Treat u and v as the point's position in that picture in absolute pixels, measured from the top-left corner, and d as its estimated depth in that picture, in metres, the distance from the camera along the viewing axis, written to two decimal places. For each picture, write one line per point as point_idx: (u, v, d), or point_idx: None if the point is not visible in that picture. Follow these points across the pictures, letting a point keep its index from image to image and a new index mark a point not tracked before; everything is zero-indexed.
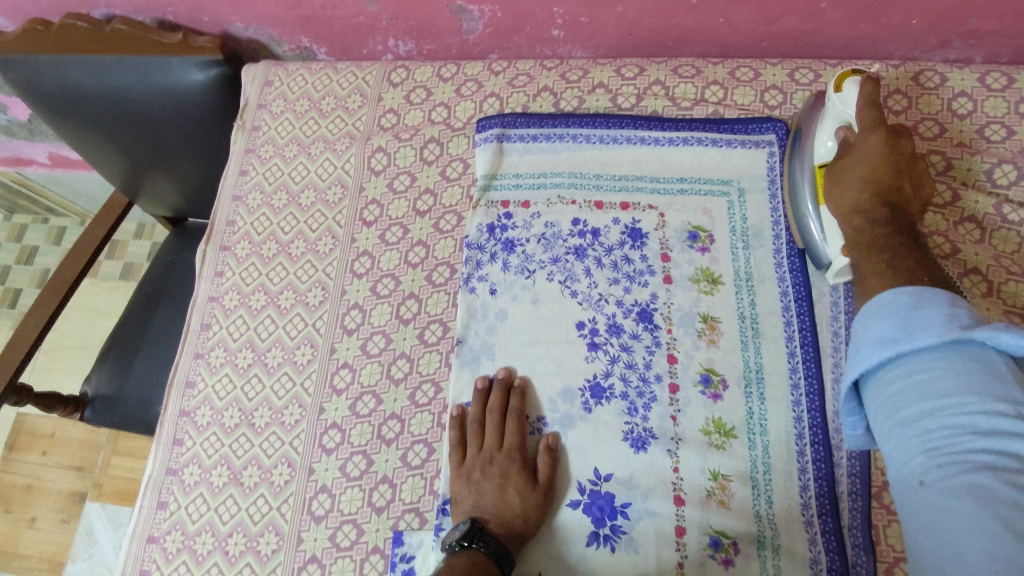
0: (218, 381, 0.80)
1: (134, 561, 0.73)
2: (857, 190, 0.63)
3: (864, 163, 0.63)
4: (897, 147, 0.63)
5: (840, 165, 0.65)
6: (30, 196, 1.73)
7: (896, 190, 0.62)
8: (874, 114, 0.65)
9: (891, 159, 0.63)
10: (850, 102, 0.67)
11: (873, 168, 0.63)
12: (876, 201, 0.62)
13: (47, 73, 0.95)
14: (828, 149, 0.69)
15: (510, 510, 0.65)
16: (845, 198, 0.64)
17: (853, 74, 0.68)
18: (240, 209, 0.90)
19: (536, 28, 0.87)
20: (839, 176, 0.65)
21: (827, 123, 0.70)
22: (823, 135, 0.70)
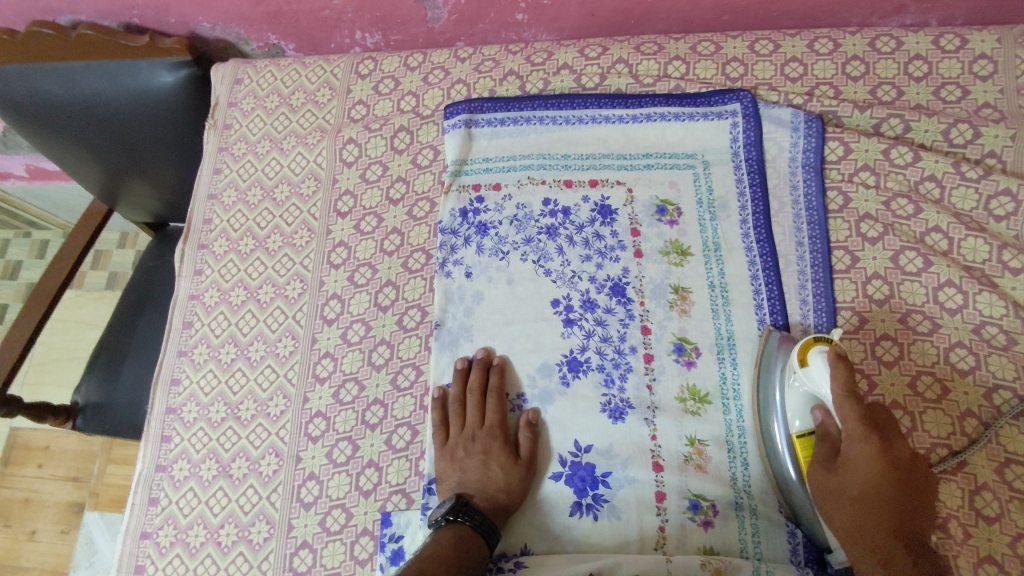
0: (202, 377, 0.81)
1: (128, 557, 0.74)
2: (851, 496, 0.56)
3: (853, 485, 0.56)
4: (887, 457, 0.55)
5: (826, 473, 0.58)
6: (10, 211, 1.73)
7: (897, 501, 0.55)
8: (857, 413, 0.56)
9: (891, 483, 0.55)
10: (822, 382, 0.58)
11: (870, 481, 0.55)
12: (872, 531, 0.54)
13: (18, 83, 0.95)
14: (801, 427, 0.61)
15: (493, 486, 0.66)
16: (836, 507, 0.57)
17: (819, 345, 0.60)
18: (216, 207, 0.91)
19: (500, 13, 0.88)
20: (830, 492, 0.57)
21: (798, 397, 0.62)
22: (791, 413, 0.62)
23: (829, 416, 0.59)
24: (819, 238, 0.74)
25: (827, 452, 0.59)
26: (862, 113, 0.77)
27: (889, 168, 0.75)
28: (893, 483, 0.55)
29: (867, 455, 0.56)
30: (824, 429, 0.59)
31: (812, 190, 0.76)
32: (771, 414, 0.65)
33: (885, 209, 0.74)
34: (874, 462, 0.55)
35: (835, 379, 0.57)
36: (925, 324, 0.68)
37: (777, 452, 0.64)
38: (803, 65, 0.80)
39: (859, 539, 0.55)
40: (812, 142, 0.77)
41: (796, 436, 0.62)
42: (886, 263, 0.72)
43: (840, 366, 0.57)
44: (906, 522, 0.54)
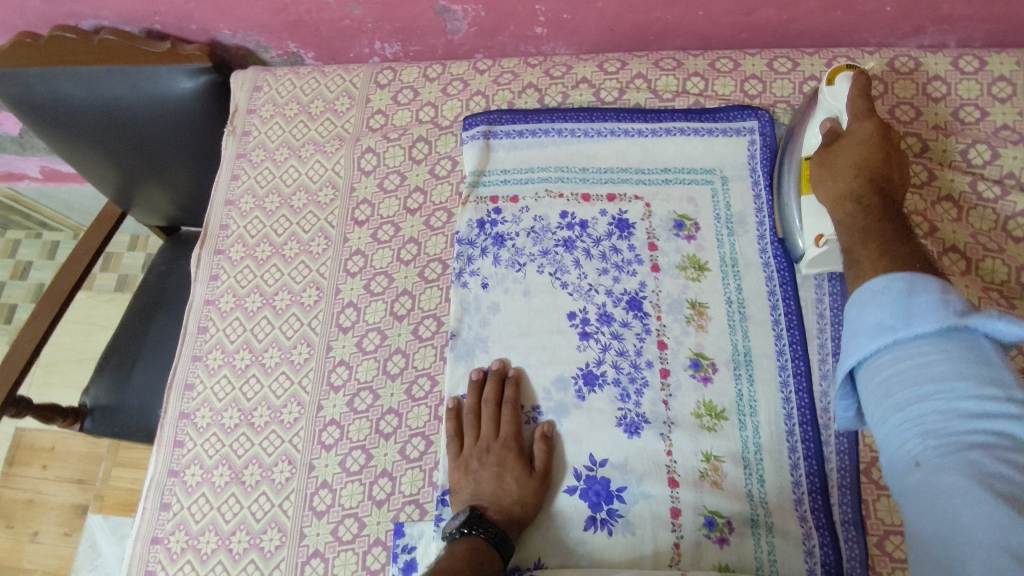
0: (216, 382, 0.81)
1: (139, 562, 0.74)
2: (850, 169, 0.63)
3: (850, 161, 0.64)
4: (879, 121, 0.65)
5: (830, 146, 0.67)
6: (23, 212, 1.74)
7: (881, 151, 0.64)
8: (864, 102, 0.66)
9: (879, 147, 0.64)
10: (842, 94, 0.68)
11: (867, 134, 0.64)
12: (863, 174, 0.63)
13: (38, 86, 0.96)
14: (815, 144, 0.70)
15: (508, 498, 0.66)
16: (835, 170, 0.65)
17: (847, 69, 0.68)
18: (233, 213, 0.91)
19: (520, 27, 0.89)
20: (832, 166, 0.65)
21: (819, 118, 0.71)
22: (812, 132, 0.72)
23: (836, 121, 0.68)
24: None
25: (828, 138, 0.68)
26: None
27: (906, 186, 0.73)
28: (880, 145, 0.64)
29: (858, 112, 0.66)
30: (831, 129, 0.68)
31: None
32: (790, 216, 0.73)
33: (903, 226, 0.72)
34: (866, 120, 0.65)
35: (853, 88, 0.67)
36: None
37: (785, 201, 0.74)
38: (822, 84, 0.81)
39: (849, 182, 0.63)
40: None
41: (805, 158, 0.72)
42: None
43: (861, 83, 0.67)
44: (884, 180, 0.63)
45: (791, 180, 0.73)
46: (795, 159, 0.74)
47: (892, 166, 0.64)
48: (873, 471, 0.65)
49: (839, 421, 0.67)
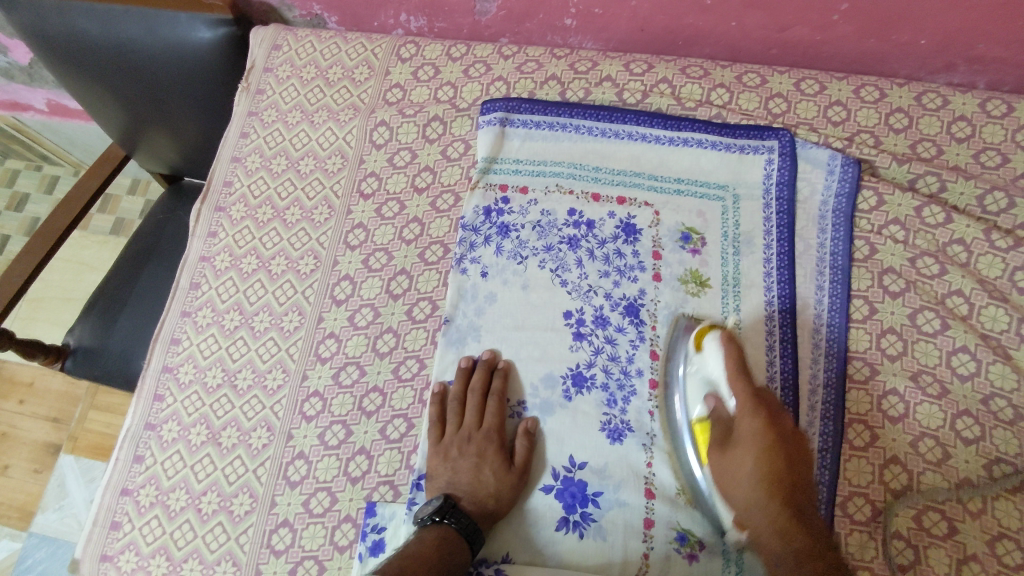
0: (203, 340, 0.80)
1: (105, 512, 0.73)
2: (750, 482, 0.61)
3: (749, 462, 0.61)
4: (773, 431, 0.62)
5: (723, 455, 0.63)
6: (25, 142, 1.71)
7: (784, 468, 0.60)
8: (743, 374, 0.64)
9: (776, 454, 0.61)
10: (716, 368, 0.66)
11: (760, 492, 0.60)
12: (769, 491, 0.60)
13: (52, 18, 0.93)
14: (700, 412, 0.67)
15: (483, 491, 0.66)
16: (738, 498, 0.62)
17: (713, 332, 0.68)
18: (238, 170, 0.90)
19: (550, 16, 0.87)
20: (730, 475, 0.62)
21: (695, 386, 0.68)
22: (692, 400, 0.68)
23: (722, 402, 0.66)
24: (843, 299, 0.73)
25: (720, 434, 0.65)
26: (900, 166, 0.76)
27: (919, 226, 0.74)
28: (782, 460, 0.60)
29: (754, 433, 0.62)
30: (718, 414, 0.65)
31: (840, 247, 0.75)
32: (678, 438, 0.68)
33: (910, 266, 0.73)
34: (761, 436, 0.61)
35: (727, 359, 0.65)
36: (934, 386, 0.68)
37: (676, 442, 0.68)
38: (847, 110, 0.80)
39: (764, 502, 0.60)
40: (845, 188, 0.76)
41: (692, 422, 0.67)
42: (903, 320, 0.71)
43: (730, 347, 0.65)
44: (796, 493, 0.60)
45: (680, 398, 0.69)
46: (678, 397, 0.69)
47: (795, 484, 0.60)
48: (848, 507, 0.64)
49: (822, 454, 0.66)
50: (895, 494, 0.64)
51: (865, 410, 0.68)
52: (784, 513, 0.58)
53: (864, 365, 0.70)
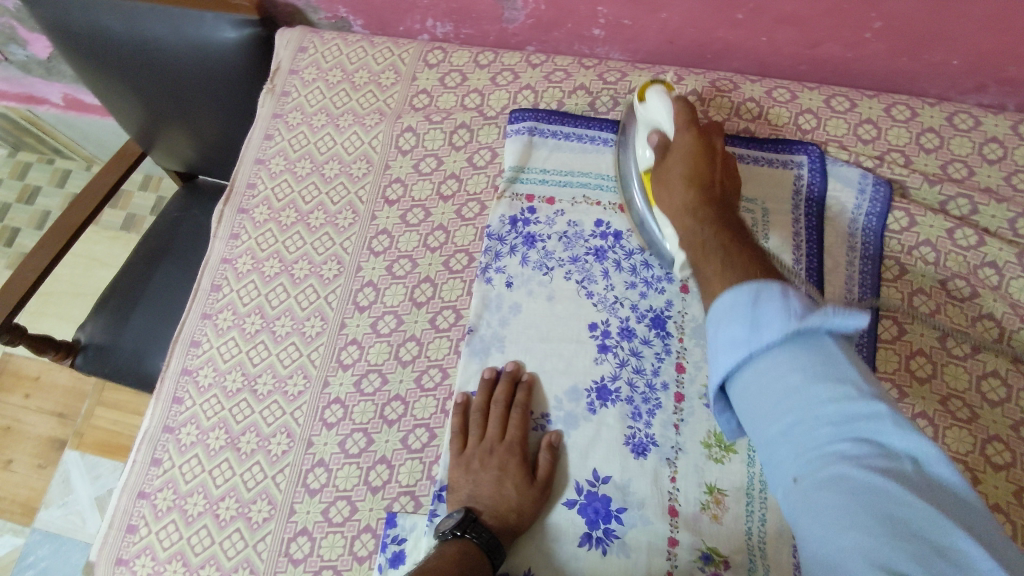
0: (223, 343, 0.80)
1: (122, 515, 0.73)
2: (677, 184, 0.65)
3: (684, 196, 0.64)
4: (698, 181, 0.64)
5: (661, 167, 0.68)
6: (39, 136, 1.71)
7: (703, 176, 0.65)
8: (681, 109, 0.68)
9: (702, 157, 0.66)
10: (657, 110, 0.71)
11: (682, 182, 0.65)
12: (690, 185, 0.64)
13: (76, 14, 0.93)
14: (647, 156, 0.71)
15: (505, 504, 0.65)
16: (669, 190, 0.66)
17: (657, 86, 0.73)
18: (262, 172, 0.89)
19: (578, 25, 0.87)
20: (665, 178, 0.67)
21: (642, 133, 0.73)
22: (641, 146, 0.73)
23: (660, 132, 0.70)
24: (874, 320, 0.71)
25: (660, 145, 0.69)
26: (931, 186, 0.76)
27: (951, 247, 0.73)
28: (700, 161, 0.65)
29: (685, 144, 0.66)
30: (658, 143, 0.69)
31: (869, 268, 0.74)
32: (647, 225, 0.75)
33: (941, 288, 0.72)
34: (691, 141, 0.66)
35: (667, 101, 0.70)
36: (964, 411, 0.67)
37: (641, 218, 0.75)
38: (877, 128, 0.79)
39: (686, 234, 0.62)
40: (877, 207, 0.76)
41: (643, 174, 0.73)
42: (933, 342, 0.70)
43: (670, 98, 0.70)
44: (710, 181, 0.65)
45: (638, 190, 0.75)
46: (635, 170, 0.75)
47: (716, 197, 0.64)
48: None
49: None
50: None
51: None
52: (701, 216, 0.62)
53: (893, 388, 0.68)
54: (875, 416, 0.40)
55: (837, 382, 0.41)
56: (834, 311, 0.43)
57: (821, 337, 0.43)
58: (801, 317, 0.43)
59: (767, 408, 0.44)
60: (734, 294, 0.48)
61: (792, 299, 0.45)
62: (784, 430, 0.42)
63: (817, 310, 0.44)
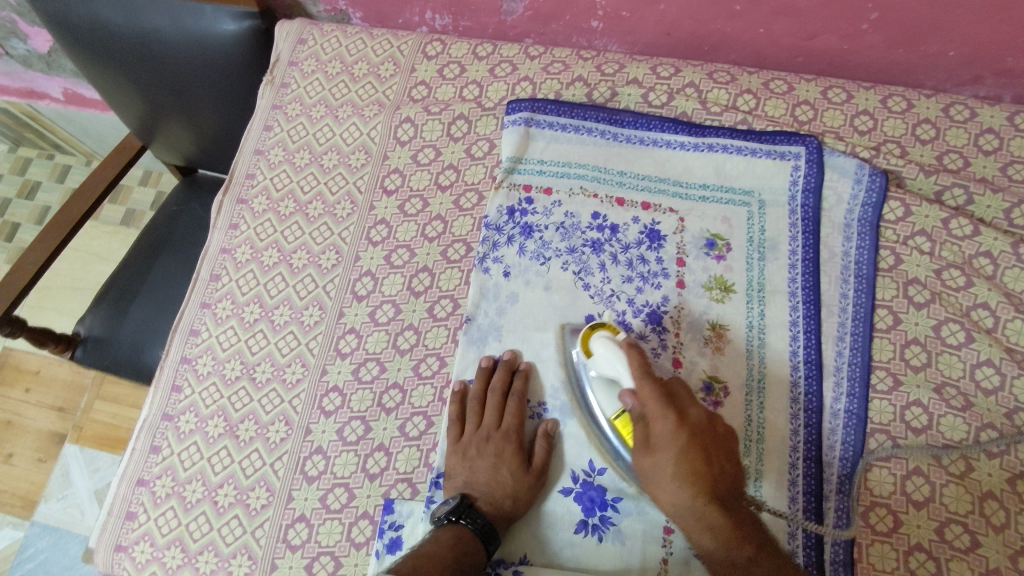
0: (222, 332, 0.80)
1: (121, 502, 0.73)
2: (672, 486, 0.58)
3: (671, 470, 0.58)
4: (687, 430, 0.59)
5: (644, 459, 0.60)
6: (39, 131, 1.71)
7: (708, 473, 0.58)
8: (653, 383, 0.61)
9: (695, 453, 0.58)
10: (617, 364, 0.64)
11: (688, 488, 0.57)
12: (694, 490, 0.57)
13: (77, 7, 0.93)
14: (617, 409, 0.65)
15: (500, 491, 0.65)
16: (666, 498, 0.59)
17: (603, 332, 0.67)
18: (261, 163, 0.89)
19: (576, 18, 0.87)
20: (653, 476, 0.60)
21: (603, 384, 0.67)
22: (603, 404, 0.66)
23: (628, 394, 0.62)
24: (868, 311, 0.72)
25: (640, 434, 0.61)
26: (927, 176, 0.76)
27: (946, 237, 0.74)
28: (700, 455, 0.58)
29: (670, 432, 0.59)
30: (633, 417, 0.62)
31: (865, 258, 0.74)
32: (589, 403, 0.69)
33: (936, 278, 0.73)
34: (675, 438, 0.59)
35: (630, 360, 0.62)
36: (958, 399, 0.67)
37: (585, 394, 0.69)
38: (874, 119, 0.80)
39: (698, 523, 0.57)
40: (872, 198, 0.76)
41: (612, 419, 0.65)
42: (927, 331, 0.71)
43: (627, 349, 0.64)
44: (714, 475, 0.58)
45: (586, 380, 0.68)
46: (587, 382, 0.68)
47: (717, 482, 0.58)
48: (870, 516, 0.64)
49: (843, 462, 0.66)
50: (918, 505, 0.64)
51: (887, 420, 0.67)
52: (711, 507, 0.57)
53: (888, 375, 0.69)
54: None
55: None
56: None
57: None
58: None
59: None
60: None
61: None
62: None
63: None
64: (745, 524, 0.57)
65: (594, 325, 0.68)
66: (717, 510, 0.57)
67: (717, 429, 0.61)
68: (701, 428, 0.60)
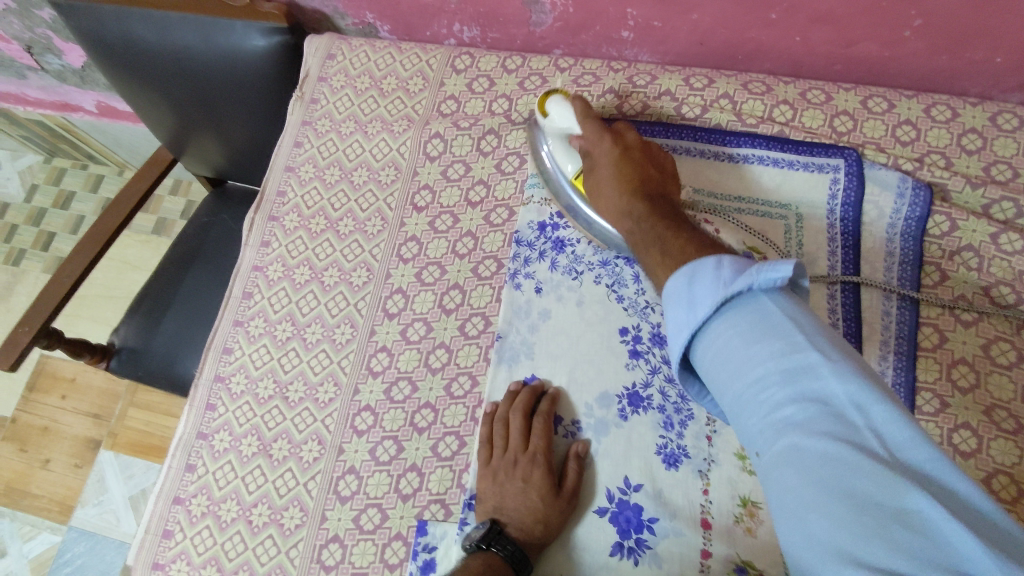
0: (255, 350, 0.80)
1: (158, 520, 0.74)
2: (613, 153, 0.70)
3: (610, 171, 0.70)
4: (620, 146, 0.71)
5: (591, 180, 0.73)
6: (73, 142, 1.74)
7: (638, 167, 0.69)
8: (591, 121, 0.73)
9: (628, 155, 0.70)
10: (566, 117, 0.76)
11: (617, 161, 0.70)
12: (626, 176, 0.69)
13: (111, 25, 0.94)
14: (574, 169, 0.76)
15: (531, 516, 0.64)
16: (603, 191, 0.71)
17: (555, 95, 0.77)
18: (291, 180, 0.90)
19: (606, 28, 0.86)
20: (596, 183, 0.72)
21: (558, 143, 0.77)
22: (562, 158, 0.77)
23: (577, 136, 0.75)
24: (913, 332, 0.70)
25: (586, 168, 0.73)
26: (974, 190, 0.73)
27: (995, 252, 0.71)
28: (629, 165, 0.69)
29: (612, 168, 0.70)
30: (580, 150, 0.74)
31: (907, 276, 0.72)
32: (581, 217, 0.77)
33: (983, 294, 0.71)
34: (609, 153, 0.71)
35: (575, 106, 0.75)
36: (1009, 422, 0.65)
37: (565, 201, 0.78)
38: (917, 130, 0.77)
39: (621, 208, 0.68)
40: (917, 212, 0.73)
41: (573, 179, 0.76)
42: (976, 350, 0.68)
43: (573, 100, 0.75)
44: (642, 151, 0.71)
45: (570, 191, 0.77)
46: (561, 178, 0.78)
47: (649, 179, 0.69)
48: None
49: None
50: None
51: (935, 443, 0.65)
52: (625, 185, 0.69)
53: (933, 398, 0.67)
54: (811, 367, 0.40)
55: (776, 344, 0.42)
56: (760, 268, 0.44)
57: (758, 294, 0.45)
58: (730, 288, 0.45)
59: (733, 373, 0.44)
60: (681, 277, 0.49)
61: (722, 268, 0.47)
62: (758, 428, 0.42)
63: (747, 274, 0.45)
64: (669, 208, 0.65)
65: (550, 91, 0.79)
66: (635, 194, 0.67)
67: (652, 151, 0.72)
68: (630, 142, 0.71)
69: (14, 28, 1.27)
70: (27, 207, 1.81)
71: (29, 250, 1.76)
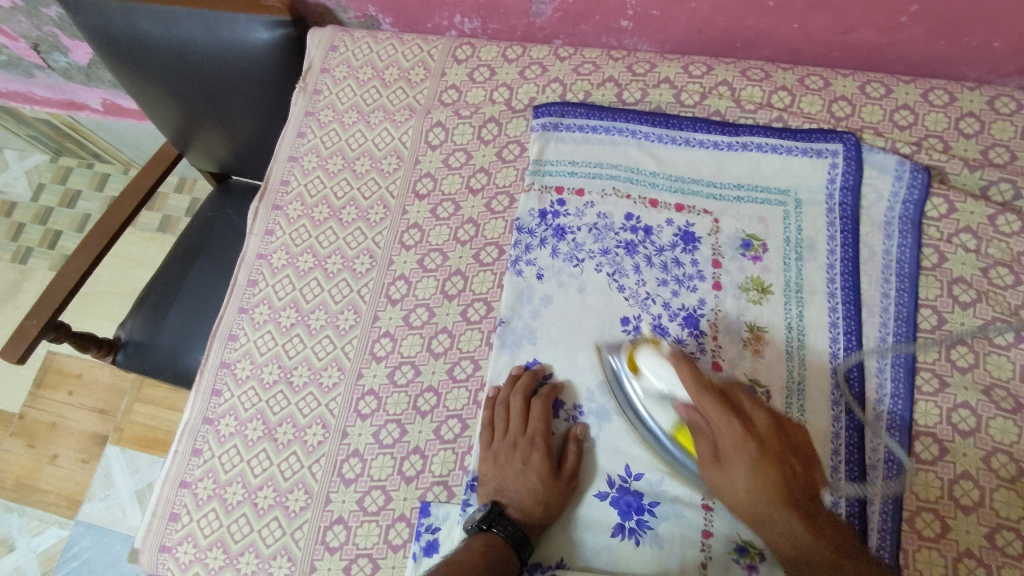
0: (260, 337, 0.81)
1: (164, 504, 0.75)
2: (753, 495, 0.58)
3: (745, 472, 0.58)
4: (754, 436, 0.59)
5: (718, 472, 0.61)
6: (78, 141, 1.76)
7: (780, 470, 0.58)
8: (707, 400, 0.60)
9: (766, 462, 0.58)
10: (667, 374, 0.64)
11: (768, 492, 0.58)
12: (773, 484, 0.58)
13: (117, 20, 0.96)
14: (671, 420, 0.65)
15: (531, 497, 0.64)
16: (739, 489, 0.59)
17: (642, 352, 0.66)
18: (295, 169, 0.91)
19: (606, 18, 0.87)
20: (726, 486, 0.60)
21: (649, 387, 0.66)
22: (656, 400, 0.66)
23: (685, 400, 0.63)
24: (911, 314, 0.70)
25: (709, 453, 0.61)
26: (971, 172, 0.74)
27: (993, 234, 0.71)
28: (772, 466, 0.58)
29: (737, 440, 0.59)
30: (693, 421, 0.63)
31: (906, 257, 0.72)
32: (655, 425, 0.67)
33: (982, 276, 0.71)
34: (743, 445, 0.59)
35: (681, 368, 0.62)
36: (1008, 401, 0.65)
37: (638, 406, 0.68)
38: (914, 114, 0.78)
39: (766, 509, 0.58)
40: (915, 195, 0.74)
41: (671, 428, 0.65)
42: (974, 331, 0.69)
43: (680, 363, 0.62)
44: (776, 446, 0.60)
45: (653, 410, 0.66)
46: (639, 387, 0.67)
47: (793, 476, 0.59)
48: (916, 522, 0.62)
49: (888, 464, 0.64)
50: (966, 510, 0.62)
51: (934, 423, 0.66)
52: (779, 505, 0.58)
53: (932, 378, 0.67)
54: None
55: None
56: None
57: None
58: None
59: None
60: None
61: None
62: None
63: None
64: (828, 527, 0.57)
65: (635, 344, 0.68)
66: (780, 506, 0.57)
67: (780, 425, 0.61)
68: (766, 442, 0.60)
69: (22, 26, 1.29)
70: (34, 205, 1.83)
71: (36, 247, 1.77)
